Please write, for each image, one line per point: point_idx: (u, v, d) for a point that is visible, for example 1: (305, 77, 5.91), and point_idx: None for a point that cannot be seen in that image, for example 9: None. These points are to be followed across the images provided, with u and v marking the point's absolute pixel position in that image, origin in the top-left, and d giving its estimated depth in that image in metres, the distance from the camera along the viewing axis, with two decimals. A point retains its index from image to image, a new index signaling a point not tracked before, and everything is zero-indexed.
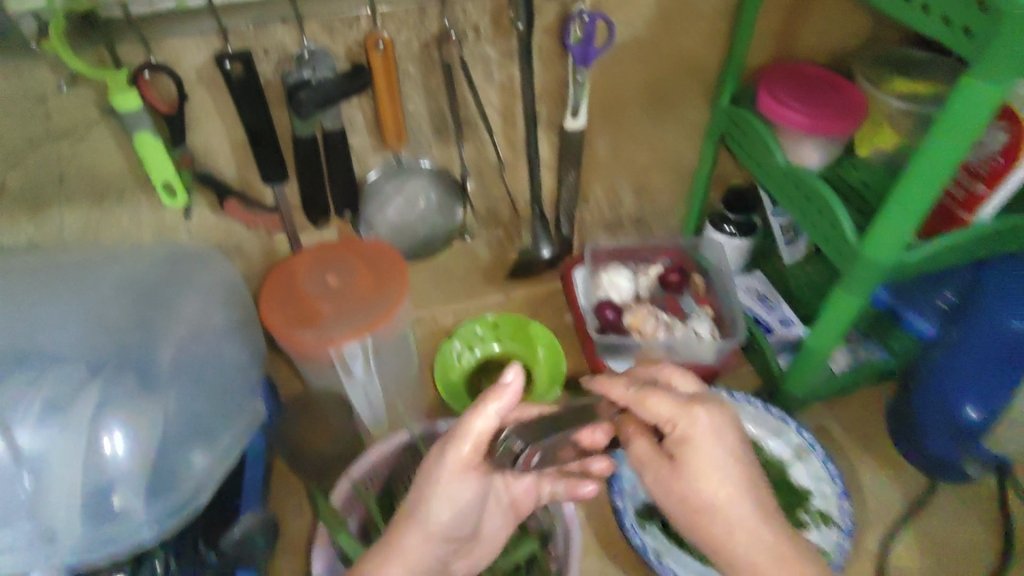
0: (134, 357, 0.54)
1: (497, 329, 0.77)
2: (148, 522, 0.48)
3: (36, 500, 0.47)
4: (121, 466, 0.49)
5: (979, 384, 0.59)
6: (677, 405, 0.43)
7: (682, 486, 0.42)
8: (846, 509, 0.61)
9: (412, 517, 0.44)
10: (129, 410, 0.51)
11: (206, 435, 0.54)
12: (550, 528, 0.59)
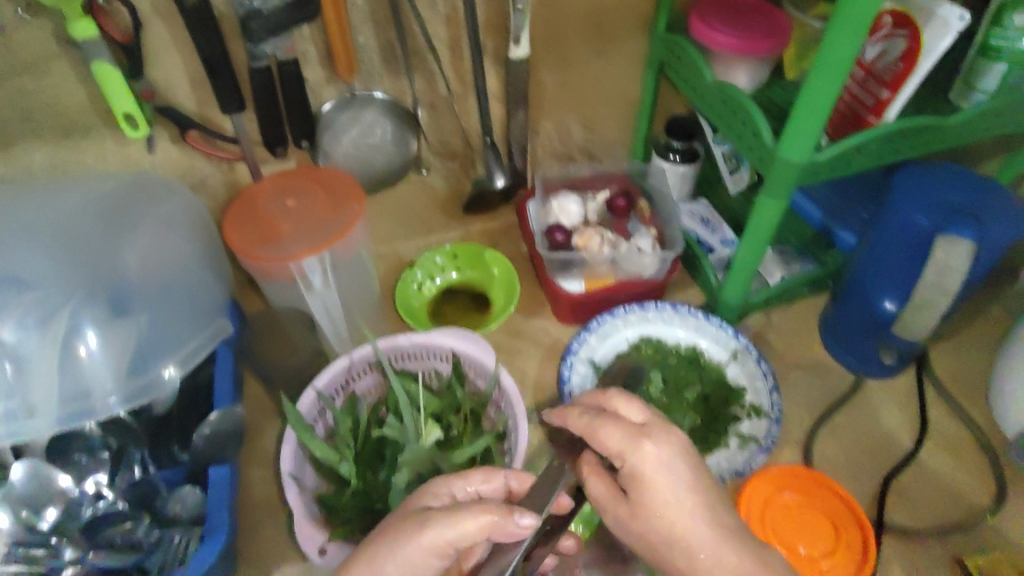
0: (100, 257, 0.57)
1: (456, 258, 0.81)
2: (118, 399, 0.53)
3: (12, 382, 0.51)
4: (92, 352, 0.53)
5: (897, 281, 0.63)
6: (628, 439, 0.42)
7: (646, 523, 0.42)
8: (774, 400, 0.66)
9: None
10: (100, 306, 0.55)
11: (173, 332, 0.58)
12: (503, 426, 0.64)
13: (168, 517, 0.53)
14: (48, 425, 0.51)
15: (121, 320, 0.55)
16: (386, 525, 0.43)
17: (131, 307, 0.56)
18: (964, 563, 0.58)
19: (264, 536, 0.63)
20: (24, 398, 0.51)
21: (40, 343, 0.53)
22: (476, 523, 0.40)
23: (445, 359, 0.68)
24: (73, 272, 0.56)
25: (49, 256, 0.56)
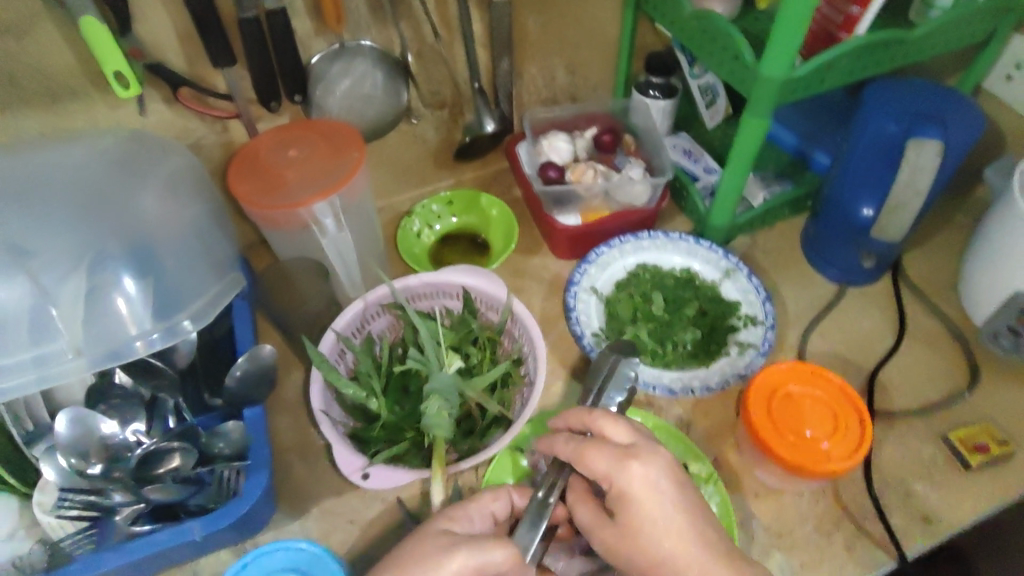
0: (117, 198, 0.56)
1: (452, 205, 0.85)
2: (152, 340, 0.52)
3: (39, 329, 0.51)
4: (125, 293, 0.53)
5: (874, 187, 0.66)
6: (613, 461, 0.48)
7: (632, 542, 0.48)
8: (768, 309, 0.71)
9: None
10: (123, 249, 0.55)
11: (196, 277, 0.57)
12: (519, 350, 0.67)
13: (211, 453, 0.54)
14: (85, 367, 0.51)
15: (150, 260, 0.55)
16: (402, 551, 0.48)
17: (156, 245, 0.56)
18: (945, 439, 0.64)
19: (297, 476, 0.65)
20: (56, 343, 0.51)
21: (65, 288, 0.52)
22: (503, 552, 0.46)
23: (455, 296, 0.71)
24: (87, 214, 0.54)
25: (62, 199, 0.54)
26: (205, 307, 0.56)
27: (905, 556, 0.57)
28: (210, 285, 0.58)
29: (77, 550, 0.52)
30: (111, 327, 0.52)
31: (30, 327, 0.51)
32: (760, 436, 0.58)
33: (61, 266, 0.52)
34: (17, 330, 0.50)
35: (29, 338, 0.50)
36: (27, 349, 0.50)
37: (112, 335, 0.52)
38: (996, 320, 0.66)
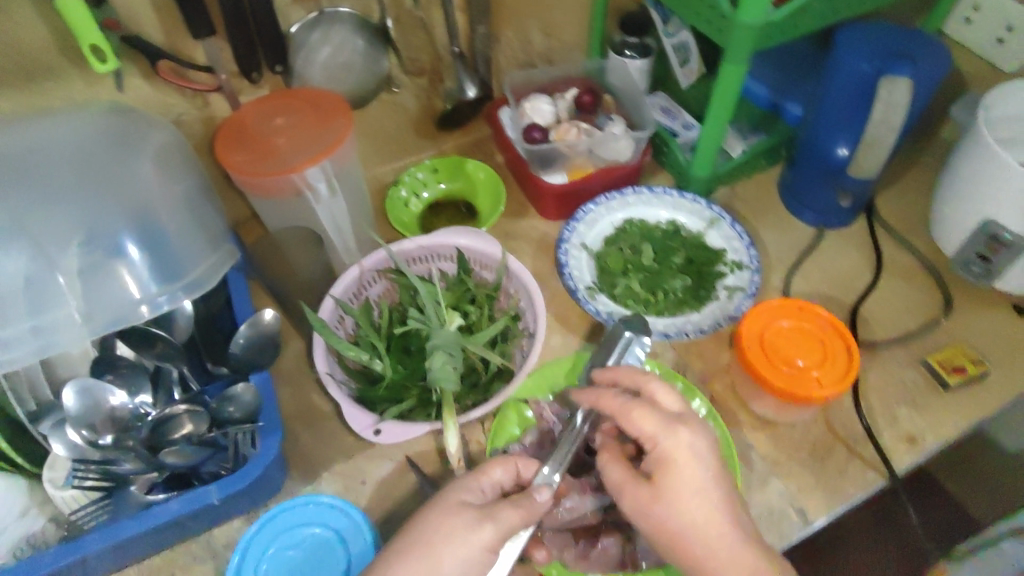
0: (104, 160, 0.54)
1: (437, 172, 0.86)
2: (157, 305, 0.52)
3: (37, 297, 0.50)
4: (123, 256, 0.52)
5: (849, 127, 0.69)
6: (662, 424, 0.49)
7: (661, 509, 0.48)
8: (753, 254, 0.73)
9: (410, 552, 0.47)
10: (119, 215, 0.53)
11: (196, 241, 0.56)
12: (517, 305, 0.69)
13: (222, 416, 0.55)
14: (90, 332, 0.51)
15: (146, 220, 0.54)
16: (423, 522, 0.48)
17: (151, 206, 0.54)
18: (925, 362, 0.67)
19: (305, 444, 0.66)
20: (56, 311, 0.50)
21: (61, 255, 0.51)
22: (518, 514, 0.48)
23: (449, 259, 0.72)
24: (79, 182, 0.53)
25: (46, 162, 0.53)
26: (207, 270, 0.55)
27: (895, 473, 0.61)
28: (210, 250, 0.57)
29: (96, 521, 0.52)
30: (114, 296, 0.51)
31: (28, 296, 0.50)
32: (755, 368, 0.60)
33: (56, 237, 0.51)
34: (12, 299, 0.50)
35: (28, 307, 0.50)
36: (27, 318, 0.50)
37: (115, 303, 0.51)
38: (967, 248, 0.69)
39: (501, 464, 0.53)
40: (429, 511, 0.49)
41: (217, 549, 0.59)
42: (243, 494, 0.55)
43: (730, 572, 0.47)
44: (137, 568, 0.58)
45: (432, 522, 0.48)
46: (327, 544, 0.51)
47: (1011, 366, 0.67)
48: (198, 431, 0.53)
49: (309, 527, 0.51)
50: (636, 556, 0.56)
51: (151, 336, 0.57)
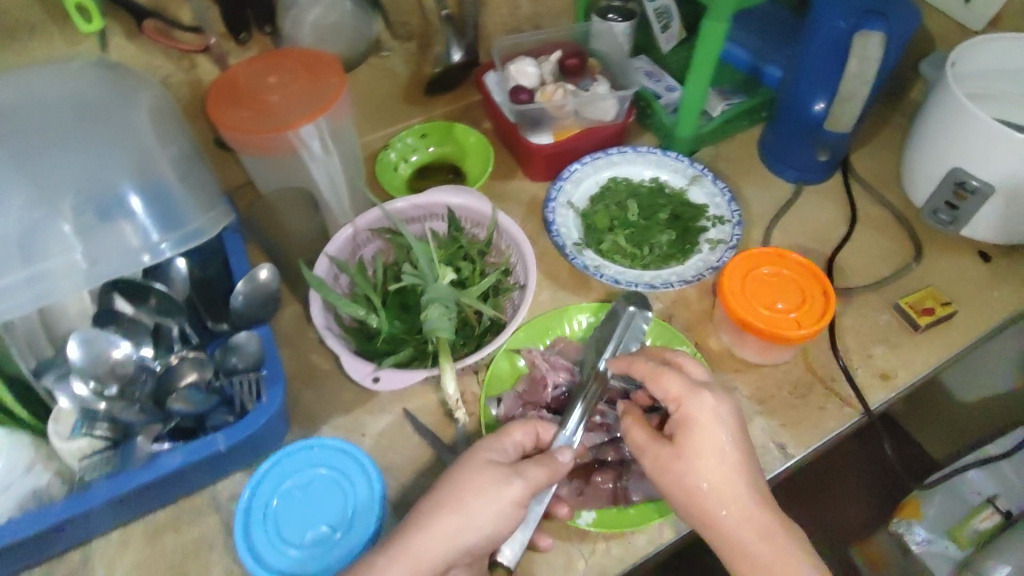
0: (97, 110, 0.54)
1: (426, 138, 0.86)
2: (159, 251, 0.53)
3: (32, 245, 0.50)
4: (122, 206, 0.53)
5: (828, 84, 0.71)
6: (687, 388, 0.53)
7: (682, 466, 0.52)
8: (734, 209, 0.76)
9: (448, 499, 0.48)
10: (118, 166, 0.54)
11: (192, 195, 0.57)
12: (509, 260, 0.70)
13: (227, 366, 0.56)
14: (88, 280, 0.51)
15: (145, 172, 0.55)
16: (450, 480, 0.49)
17: (152, 160, 0.56)
18: (897, 304, 0.71)
19: (305, 400, 0.67)
20: (52, 259, 0.51)
21: (58, 204, 0.51)
22: (542, 472, 0.50)
23: (441, 218, 0.73)
24: (75, 131, 0.53)
25: (36, 111, 0.53)
26: (206, 220, 0.56)
27: (869, 407, 0.64)
28: (206, 204, 0.58)
29: (98, 471, 0.53)
30: (114, 244, 0.53)
31: (23, 244, 0.50)
32: (737, 314, 0.63)
33: (52, 187, 0.51)
34: (6, 245, 0.49)
35: (24, 254, 0.50)
36: (23, 266, 0.50)
37: (114, 252, 0.52)
38: (935, 197, 0.73)
39: (519, 426, 0.55)
40: (456, 470, 0.50)
41: (222, 503, 0.61)
42: (247, 443, 0.56)
43: (740, 527, 0.51)
44: (142, 523, 0.59)
45: (460, 479, 0.49)
46: (334, 483, 0.51)
47: (974, 308, 0.71)
48: (206, 379, 0.55)
49: (312, 468, 0.52)
50: (628, 490, 0.59)
51: (148, 288, 0.57)
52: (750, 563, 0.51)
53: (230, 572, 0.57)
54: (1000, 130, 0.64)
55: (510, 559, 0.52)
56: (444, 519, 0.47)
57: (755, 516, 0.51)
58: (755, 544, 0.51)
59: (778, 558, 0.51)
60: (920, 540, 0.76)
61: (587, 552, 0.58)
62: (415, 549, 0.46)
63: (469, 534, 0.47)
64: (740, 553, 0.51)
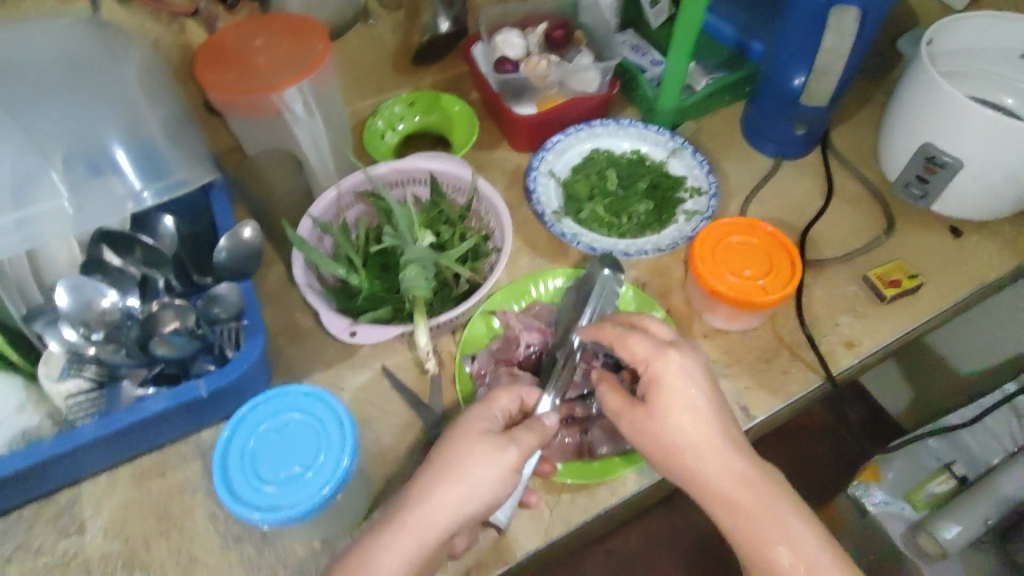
0: (86, 61, 0.57)
1: (413, 106, 0.88)
2: (144, 198, 0.55)
3: (23, 188, 0.53)
4: (108, 156, 0.55)
5: (806, 57, 0.72)
6: (653, 346, 0.54)
7: (657, 424, 0.53)
8: (711, 180, 0.77)
9: (445, 469, 0.51)
10: (107, 119, 0.56)
11: (178, 149, 0.59)
12: (487, 225, 0.72)
13: (211, 316, 0.59)
14: (75, 224, 0.54)
15: (132, 125, 0.57)
16: (448, 454, 0.52)
17: (139, 115, 0.58)
18: (865, 277, 0.73)
19: (288, 354, 0.69)
20: (40, 203, 0.53)
21: (46, 151, 0.54)
22: (533, 440, 0.53)
23: (423, 183, 0.75)
24: (66, 83, 0.55)
25: (25, 60, 0.54)
26: (190, 171, 0.58)
27: (831, 373, 0.67)
28: (191, 158, 0.60)
29: (86, 410, 0.56)
30: (98, 187, 0.55)
31: (16, 188, 0.52)
32: (706, 281, 0.65)
33: (42, 135, 0.54)
34: None
35: (15, 198, 0.52)
36: (14, 210, 0.52)
37: (100, 197, 0.54)
38: (907, 171, 0.75)
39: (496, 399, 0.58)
40: (451, 444, 0.52)
41: (205, 449, 0.63)
42: (228, 390, 0.58)
43: (718, 477, 0.51)
44: (129, 467, 0.62)
45: (458, 452, 0.51)
46: (307, 425, 0.53)
47: (942, 280, 0.73)
48: (189, 325, 0.57)
49: (287, 412, 0.54)
50: (593, 444, 0.62)
51: (134, 241, 0.60)
52: (733, 513, 0.51)
53: (212, 513, 0.60)
54: (967, 105, 0.65)
55: (501, 520, 0.56)
56: (449, 487, 0.50)
57: (733, 465, 0.52)
58: (736, 493, 0.51)
59: (761, 509, 0.51)
60: (877, 501, 0.82)
61: (553, 503, 0.60)
62: (424, 516, 0.49)
63: (472, 498, 0.50)
64: (724, 505, 0.52)
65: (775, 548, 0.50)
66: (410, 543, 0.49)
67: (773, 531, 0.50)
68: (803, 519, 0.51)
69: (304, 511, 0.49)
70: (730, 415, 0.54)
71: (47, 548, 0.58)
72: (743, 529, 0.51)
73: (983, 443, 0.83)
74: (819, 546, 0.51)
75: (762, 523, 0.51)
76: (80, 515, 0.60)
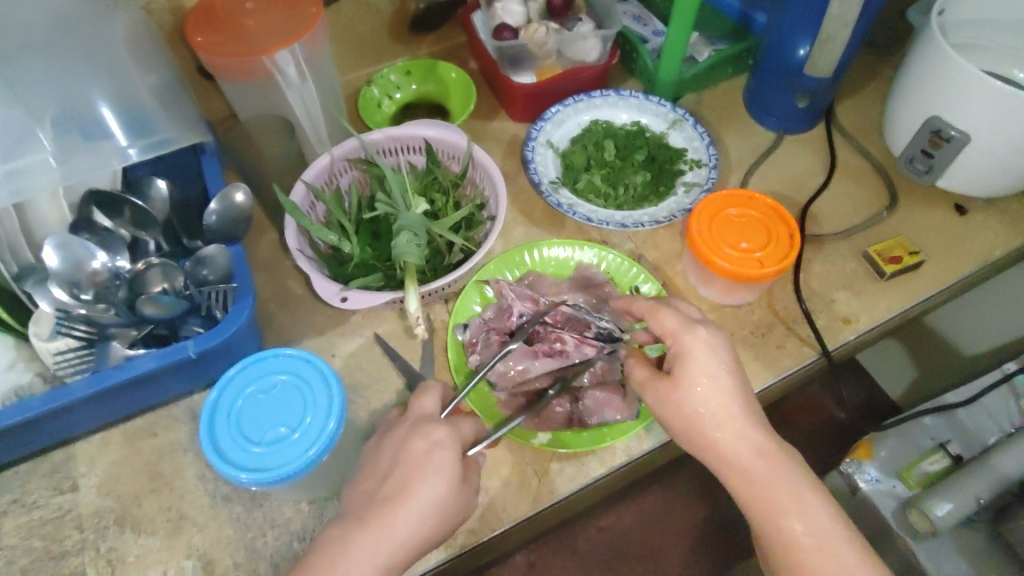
0: (76, 17, 0.54)
1: (411, 75, 0.87)
2: (134, 152, 0.57)
3: (11, 141, 0.52)
4: (95, 111, 0.56)
5: (810, 27, 0.70)
6: (681, 322, 0.54)
7: (680, 395, 0.52)
8: (712, 153, 0.76)
9: (420, 463, 0.49)
10: (97, 75, 0.56)
11: (166, 107, 0.60)
12: (480, 193, 0.72)
13: (200, 278, 0.59)
14: (62, 177, 0.54)
15: (121, 83, 0.57)
16: (418, 449, 0.50)
17: (128, 72, 0.57)
18: (866, 252, 0.72)
19: (280, 321, 0.69)
20: (28, 155, 0.53)
21: (36, 106, 0.53)
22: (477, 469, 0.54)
23: (419, 151, 0.74)
24: (58, 38, 0.54)
25: (11, 19, 0.51)
26: (178, 128, 0.60)
27: (827, 348, 0.66)
28: (178, 116, 0.61)
29: (81, 367, 0.56)
30: (85, 141, 0.55)
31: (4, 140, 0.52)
32: (703, 254, 0.64)
33: (32, 90, 0.53)
34: None
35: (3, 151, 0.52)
36: (4, 162, 0.52)
37: (86, 148, 0.55)
38: (912, 145, 0.73)
39: (430, 393, 0.55)
40: (413, 438, 0.50)
41: (195, 412, 0.64)
42: (217, 352, 0.58)
43: (736, 448, 0.51)
44: (121, 428, 0.63)
45: (433, 447, 0.50)
46: (294, 388, 0.53)
47: (945, 256, 0.72)
48: (176, 286, 0.58)
49: (276, 374, 0.54)
50: (584, 415, 0.61)
51: (123, 202, 0.59)
52: (749, 483, 0.51)
53: (201, 474, 0.60)
54: (975, 75, 0.63)
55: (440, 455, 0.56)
56: (429, 486, 0.48)
57: (751, 436, 0.51)
58: (752, 462, 0.51)
59: (777, 479, 0.50)
60: (869, 478, 0.82)
61: (541, 471, 0.60)
62: (404, 516, 0.47)
63: (447, 499, 0.49)
64: (740, 475, 0.51)
65: (787, 519, 0.50)
66: (410, 525, 0.47)
67: (788, 500, 0.50)
68: (807, 489, 0.50)
69: (290, 472, 0.49)
70: (750, 389, 0.53)
71: (41, 503, 0.59)
72: (757, 500, 0.50)
73: (980, 424, 0.83)
74: (830, 518, 0.50)
75: (778, 493, 0.50)
76: (74, 473, 0.60)
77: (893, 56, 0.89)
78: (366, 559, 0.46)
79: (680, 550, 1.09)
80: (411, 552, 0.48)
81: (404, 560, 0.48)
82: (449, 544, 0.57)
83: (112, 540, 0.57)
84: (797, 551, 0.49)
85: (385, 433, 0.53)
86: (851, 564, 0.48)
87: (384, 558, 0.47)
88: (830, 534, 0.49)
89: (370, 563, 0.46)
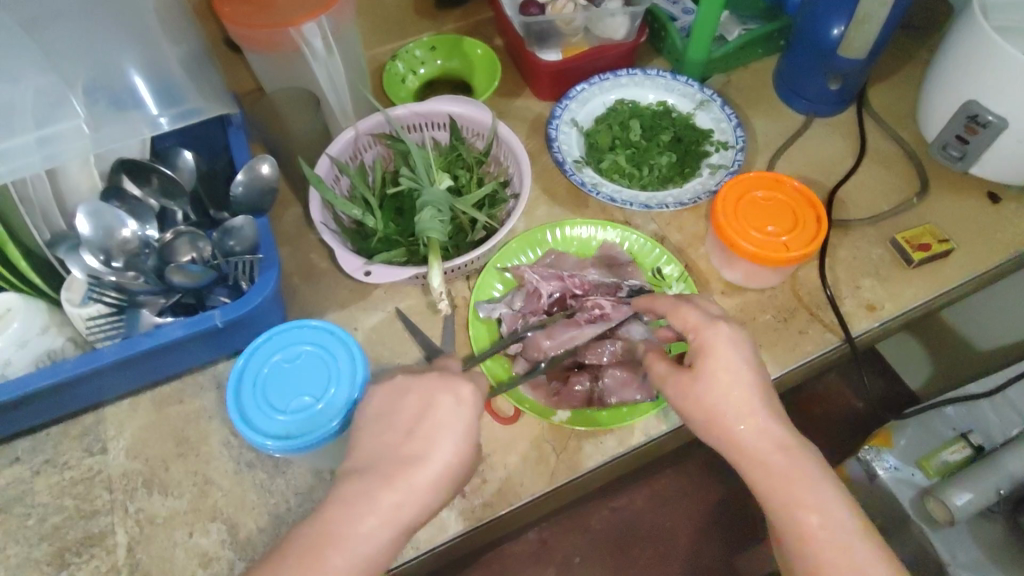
0: None
1: (435, 51, 0.86)
2: (167, 120, 0.57)
3: (43, 107, 0.52)
4: (126, 82, 0.56)
5: (846, 7, 0.68)
6: (703, 317, 0.54)
7: (701, 387, 0.52)
8: (739, 135, 0.75)
9: (439, 426, 0.49)
10: (132, 46, 0.56)
11: (191, 78, 0.60)
12: (503, 173, 0.73)
13: (228, 249, 0.60)
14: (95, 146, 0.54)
15: (151, 55, 0.57)
16: (456, 406, 0.50)
17: (160, 44, 0.58)
18: (894, 240, 0.71)
19: (304, 292, 0.70)
20: (60, 123, 0.53)
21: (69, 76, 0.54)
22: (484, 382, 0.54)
23: (442, 127, 0.74)
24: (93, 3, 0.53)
25: None
26: (206, 98, 0.60)
27: (850, 335, 0.65)
28: (203, 89, 0.61)
29: (111, 334, 0.57)
30: (114, 109, 0.56)
31: (36, 106, 0.52)
32: (727, 237, 0.64)
33: (64, 58, 0.53)
34: (20, 107, 0.51)
35: (36, 117, 0.52)
36: (34, 129, 0.52)
37: (114, 115, 0.56)
38: (946, 132, 0.71)
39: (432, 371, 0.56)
40: (440, 395, 0.50)
41: (222, 380, 0.65)
42: (243, 321, 0.59)
43: (755, 440, 0.51)
44: (150, 393, 0.64)
45: (468, 409, 0.50)
46: (318, 358, 0.54)
47: (975, 245, 0.71)
48: (204, 256, 0.59)
49: (297, 345, 0.54)
50: (603, 394, 0.61)
51: (150, 170, 0.61)
52: (766, 474, 0.50)
53: (226, 440, 0.62)
54: (1016, 61, 0.61)
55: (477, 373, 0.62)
56: (449, 447, 0.49)
57: (772, 430, 0.51)
58: (772, 456, 0.51)
59: (798, 474, 0.50)
60: (888, 466, 0.81)
61: (560, 448, 0.60)
62: (425, 476, 0.47)
63: (464, 458, 0.49)
64: (755, 465, 0.51)
65: (804, 512, 0.49)
66: (428, 476, 0.48)
67: (807, 493, 0.49)
68: (825, 478, 0.50)
69: (315, 440, 0.50)
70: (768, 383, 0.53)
71: (72, 463, 0.61)
72: (775, 489, 0.50)
73: (1004, 417, 0.82)
74: (848, 512, 0.49)
75: (798, 485, 0.50)
76: (103, 436, 0.62)
77: (930, 38, 0.86)
78: (386, 512, 0.46)
79: (694, 537, 1.10)
80: (424, 512, 0.48)
81: (417, 520, 0.48)
82: (466, 516, 0.58)
83: (139, 501, 0.59)
84: (813, 543, 0.48)
85: (408, 383, 0.51)
86: (863, 559, 0.47)
87: (406, 518, 0.47)
88: (842, 527, 0.48)
89: (392, 522, 0.46)
